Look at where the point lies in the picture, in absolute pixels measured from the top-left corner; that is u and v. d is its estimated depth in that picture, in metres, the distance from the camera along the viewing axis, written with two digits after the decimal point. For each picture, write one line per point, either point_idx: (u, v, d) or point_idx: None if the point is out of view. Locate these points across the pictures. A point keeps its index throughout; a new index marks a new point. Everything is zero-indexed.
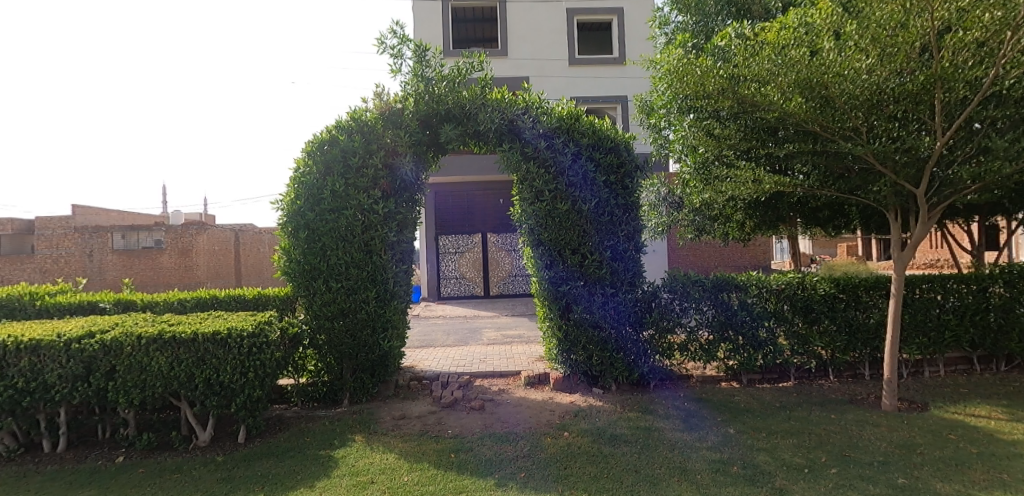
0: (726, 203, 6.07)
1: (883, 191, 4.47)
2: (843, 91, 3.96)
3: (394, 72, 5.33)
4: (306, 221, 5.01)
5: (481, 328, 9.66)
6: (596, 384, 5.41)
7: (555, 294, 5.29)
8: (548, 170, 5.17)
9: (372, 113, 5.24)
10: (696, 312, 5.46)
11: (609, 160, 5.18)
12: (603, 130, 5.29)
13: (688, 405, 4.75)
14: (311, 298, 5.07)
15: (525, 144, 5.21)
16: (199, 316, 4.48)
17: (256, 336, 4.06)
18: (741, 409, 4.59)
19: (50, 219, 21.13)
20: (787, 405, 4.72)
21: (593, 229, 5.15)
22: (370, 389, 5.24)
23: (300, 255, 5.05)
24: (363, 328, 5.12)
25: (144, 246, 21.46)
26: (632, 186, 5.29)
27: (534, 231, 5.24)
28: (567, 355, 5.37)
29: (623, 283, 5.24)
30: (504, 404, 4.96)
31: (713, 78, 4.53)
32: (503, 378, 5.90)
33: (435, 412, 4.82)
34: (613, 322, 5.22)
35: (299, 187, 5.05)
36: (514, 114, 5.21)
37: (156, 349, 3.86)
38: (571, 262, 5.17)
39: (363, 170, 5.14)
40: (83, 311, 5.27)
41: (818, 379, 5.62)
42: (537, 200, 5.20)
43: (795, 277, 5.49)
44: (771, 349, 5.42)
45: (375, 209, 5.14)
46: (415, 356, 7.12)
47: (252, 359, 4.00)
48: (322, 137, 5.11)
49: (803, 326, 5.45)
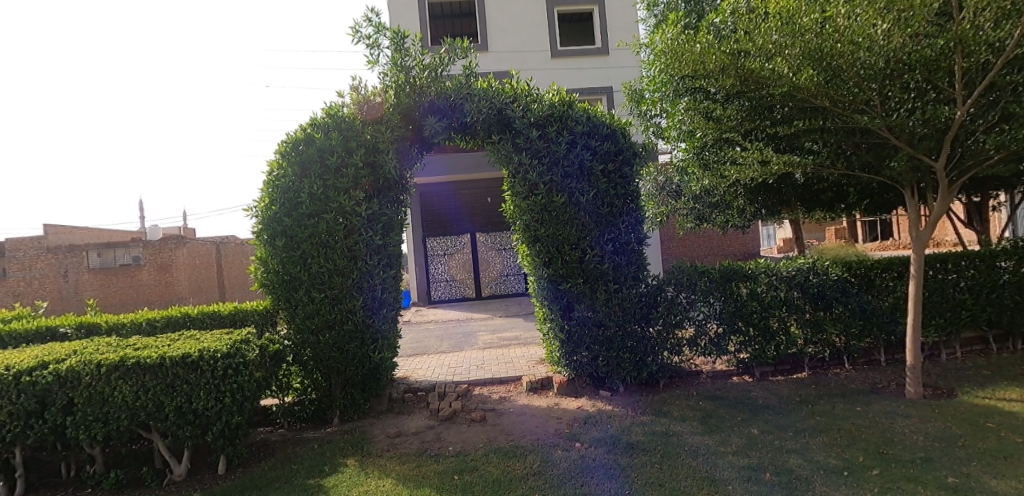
0: (728, 188, 5.78)
1: (898, 166, 4.24)
2: (857, 59, 3.77)
3: (371, 63, 4.96)
4: (283, 228, 4.62)
5: (475, 331, 9.33)
6: (603, 387, 5.10)
7: (554, 293, 4.95)
8: (542, 161, 4.85)
9: (349, 108, 4.86)
10: (704, 305, 5.15)
11: (606, 147, 4.87)
12: (598, 118, 4.98)
13: (703, 404, 4.46)
14: (293, 311, 4.70)
15: (516, 135, 4.89)
16: (169, 338, 4.06)
17: (232, 356, 3.65)
18: (760, 406, 4.32)
19: (22, 240, 20.34)
20: (808, 398, 4.46)
21: (593, 222, 4.84)
22: (361, 405, 4.87)
23: (279, 264, 4.67)
24: (351, 340, 4.75)
25: (122, 264, 20.71)
26: (631, 175, 4.99)
27: (530, 227, 4.91)
28: (571, 357, 5.04)
29: (627, 278, 4.92)
30: (507, 414, 4.63)
31: (714, 54, 4.28)
32: (503, 384, 5.57)
33: (433, 427, 4.48)
34: (618, 320, 4.91)
35: (273, 192, 4.67)
36: (502, 103, 4.88)
37: (119, 378, 3.43)
38: (570, 258, 4.84)
39: (343, 170, 4.75)
40: (42, 338, 4.81)
41: (833, 368, 5.38)
42: (531, 194, 4.87)
43: (805, 262, 5.24)
44: (783, 339, 5.16)
45: (357, 211, 4.75)
46: (409, 365, 6.75)
47: (228, 382, 3.61)
48: (296, 136, 4.73)
49: (815, 314, 5.19)
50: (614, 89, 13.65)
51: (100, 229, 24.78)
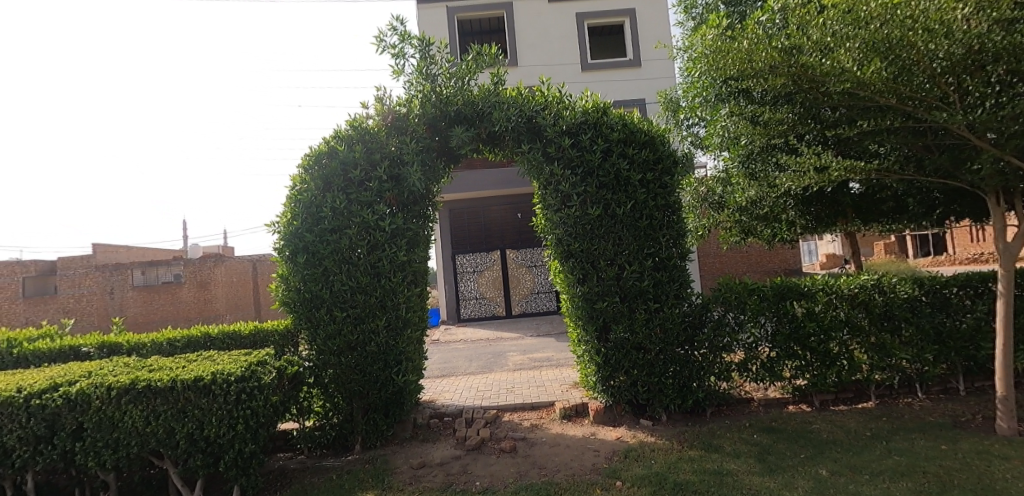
0: (777, 199, 5.33)
1: (981, 169, 3.74)
2: (930, 50, 3.37)
3: (396, 73, 4.81)
4: (305, 244, 4.46)
5: (506, 351, 8.99)
6: (643, 415, 4.68)
7: (589, 313, 4.58)
8: (574, 172, 4.56)
9: (374, 120, 4.72)
10: (754, 326, 4.68)
11: (643, 156, 4.53)
12: (634, 125, 4.66)
13: (758, 437, 3.99)
14: (314, 331, 4.50)
15: (548, 144, 4.61)
16: (186, 360, 3.92)
17: (246, 380, 3.45)
18: (824, 441, 3.82)
19: (73, 259, 21.24)
20: (880, 433, 3.92)
21: (630, 236, 4.49)
22: (384, 432, 4.58)
23: (300, 282, 4.50)
24: (374, 362, 4.51)
25: (164, 281, 21.35)
26: (670, 184, 4.63)
27: (563, 242, 4.59)
28: (608, 382, 4.65)
29: (669, 296, 4.53)
30: (539, 444, 4.26)
31: (763, 51, 3.97)
32: (535, 410, 5.19)
33: (459, 458, 4.15)
34: (659, 343, 4.50)
35: (295, 206, 4.53)
36: (532, 110, 4.66)
37: (129, 402, 3.29)
38: (607, 275, 4.48)
39: (367, 183, 4.59)
40: (64, 357, 4.75)
41: (904, 397, 4.80)
42: (564, 206, 4.57)
43: (869, 279, 4.71)
44: (846, 364, 4.63)
45: (381, 226, 4.54)
46: (436, 387, 6.46)
47: (240, 408, 3.39)
48: (319, 149, 4.61)
49: (884, 337, 4.63)
50: (646, 100, 13.32)
51: (144, 248, 25.68)
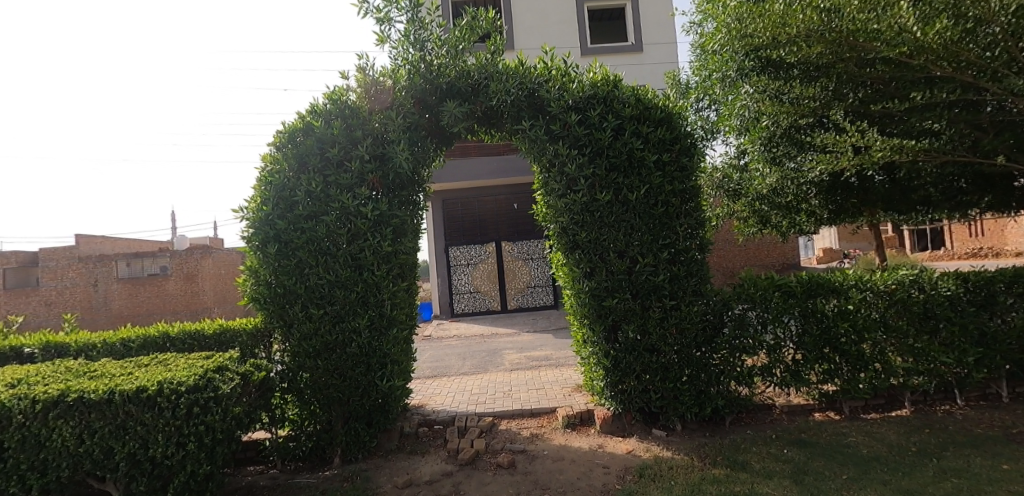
0: (801, 186, 4.87)
1: None
2: (1005, 7, 2.88)
3: (380, 40, 4.28)
4: (276, 232, 3.95)
5: (502, 349, 8.49)
6: (656, 424, 4.21)
7: (598, 311, 4.10)
8: (582, 152, 4.05)
9: (356, 93, 4.20)
10: (779, 326, 4.21)
11: (659, 134, 4.02)
12: (647, 100, 4.15)
13: (789, 452, 3.53)
14: (287, 330, 4.01)
15: (551, 120, 4.11)
16: (134, 366, 3.40)
17: (199, 390, 2.94)
18: (866, 458, 3.36)
19: (56, 250, 20.52)
20: (927, 448, 3.46)
21: (644, 225, 4.00)
22: (366, 443, 4.08)
23: (270, 275, 3.98)
24: (355, 366, 4.01)
25: (150, 274, 20.71)
26: (689, 166, 4.11)
27: (568, 231, 4.10)
28: (616, 388, 4.18)
29: (686, 293, 4.05)
30: (541, 458, 3.78)
31: (800, 13, 3.47)
32: (534, 417, 4.71)
33: (451, 474, 3.66)
34: (675, 344, 4.04)
35: (266, 189, 4.02)
36: (534, 83, 4.15)
37: (58, 417, 2.78)
38: (617, 269, 4.00)
39: (347, 164, 4.08)
40: (3, 361, 4.22)
41: (941, 404, 4.36)
42: (570, 191, 4.07)
43: (907, 274, 4.24)
44: (880, 368, 4.19)
45: (363, 213, 4.03)
46: (426, 389, 5.96)
47: (193, 424, 2.88)
48: (294, 125, 4.11)
49: (923, 339, 4.17)
50: (651, 86, 12.81)
51: (131, 238, 24.97)
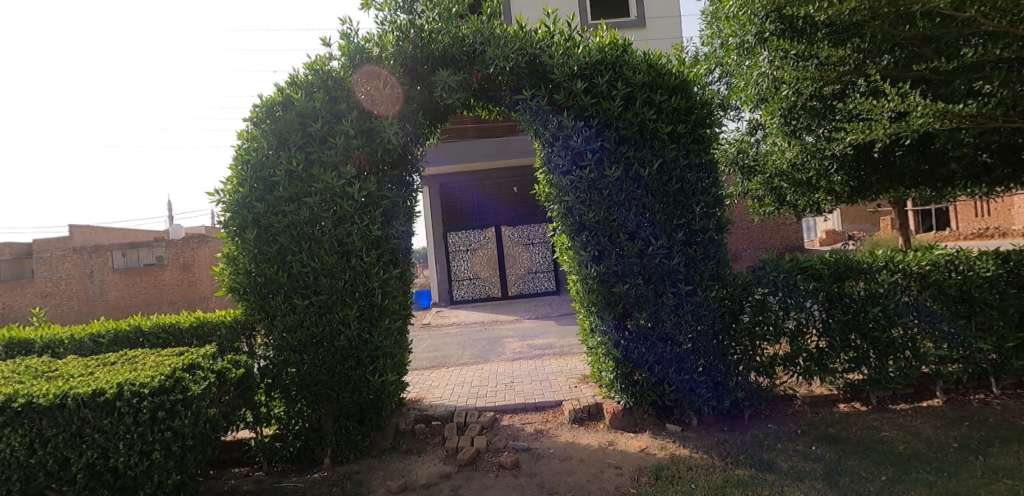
0: (823, 161, 4.51)
1: None
2: None
3: (365, 3, 3.89)
4: (255, 216, 3.61)
5: (503, 337, 8.20)
6: (669, 418, 3.92)
7: (607, 298, 3.78)
8: (589, 123, 3.70)
9: (339, 62, 3.83)
10: (803, 312, 3.88)
11: (674, 103, 3.65)
12: (658, 66, 3.78)
13: (818, 449, 3.23)
14: (270, 322, 3.69)
15: (554, 90, 3.75)
16: (96, 365, 3.08)
17: (166, 392, 2.64)
18: (904, 456, 3.06)
19: (50, 241, 20.17)
20: (970, 444, 3.16)
21: (657, 203, 3.66)
22: (359, 443, 3.79)
23: (250, 263, 3.65)
24: (344, 360, 3.70)
25: (147, 264, 20.42)
26: (705, 138, 3.75)
27: (574, 211, 3.76)
28: (627, 380, 3.87)
29: (703, 277, 3.72)
30: (547, 458, 3.49)
31: None
32: (538, 411, 4.42)
33: (449, 477, 3.36)
34: (691, 332, 3.73)
35: (243, 168, 3.68)
36: (536, 48, 3.77)
37: (3, 425, 2.46)
38: (628, 252, 3.66)
39: (330, 139, 3.71)
40: None
41: (975, 394, 4.06)
42: (575, 167, 3.73)
43: (942, 255, 3.92)
44: (911, 356, 3.88)
45: (349, 194, 3.68)
46: (424, 381, 5.67)
47: (158, 430, 2.58)
48: (272, 98, 3.74)
49: (960, 324, 3.84)
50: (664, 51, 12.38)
51: (127, 229, 24.63)
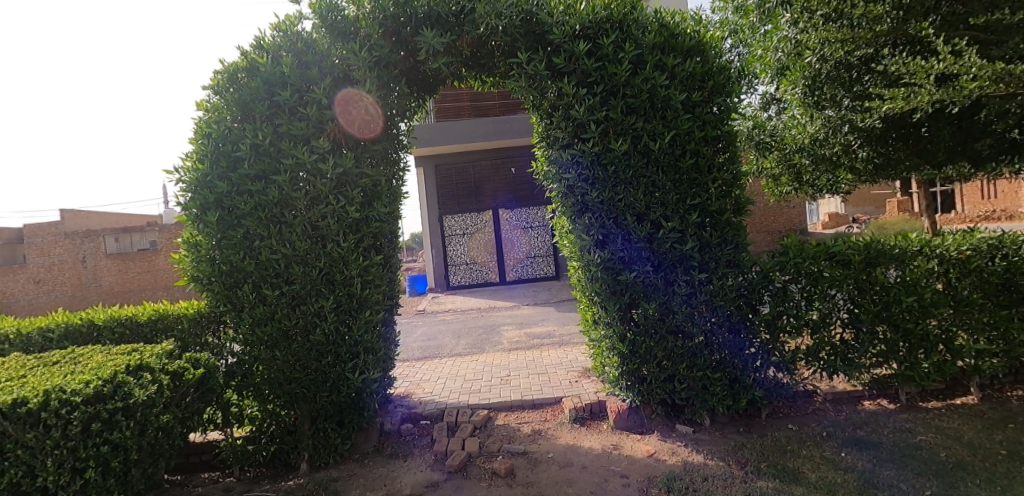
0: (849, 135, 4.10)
1: None
2: None
3: None
4: (217, 196, 3.21)
5: (500, 325, 7.87)
6: (679, 418, 3.59)
7: (612, 286, 3.40)
8: (592, 91, 3.28)
9: (311, 21, 3.39)
10: (828, 302, 3.52)
11: (689, 67, 3.23)
12: (671, 25, 3.36)
13: (848, 456, 2.90)
14: (238, 315, 3.32)
15: (554, 52, 3.32)
16: (33, 365, 2.72)
17: (104, 399, 2.33)
18: (947, 465, 2.72)
19: (40, 226, 19.76)
20: (1019, 450, 2.83)
21: (669, 182, 3.27)
22: (338, 446, 3.45)
23: (213, 249, 3.26)
24: (321, 356, 3.34)
25: (140, 249, 20.03)
26: (724, 108, 3.33)
27: (575, 191, 3.37)
28: (634, 377, 3.52)
29: (719, 263, 3.34)
30: (545, 464, 3.16)
31: None
32: (536, 409, 4.08)
33: (437, 486, 3.03)
34: (705, 324, 3.37)
35: (202, 143, 3.26)
36: (532, 4, 3.34)
37: None
38: (636, 235, 3.28)
39: (301, 110, 3.29)
40: None
41: (1013, 390, 3.72)
42: (576, 141, 3.33)
43: (984, 238, 3.53)
44: (945, 350, 3.53)
45: (323, 171, 3.28)
46: (415, 374, 5.34)
47: (92, 443, 2.25)
48: (235, 63, 3.31)
49: (1003, 315, 3.46)
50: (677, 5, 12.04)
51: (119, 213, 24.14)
